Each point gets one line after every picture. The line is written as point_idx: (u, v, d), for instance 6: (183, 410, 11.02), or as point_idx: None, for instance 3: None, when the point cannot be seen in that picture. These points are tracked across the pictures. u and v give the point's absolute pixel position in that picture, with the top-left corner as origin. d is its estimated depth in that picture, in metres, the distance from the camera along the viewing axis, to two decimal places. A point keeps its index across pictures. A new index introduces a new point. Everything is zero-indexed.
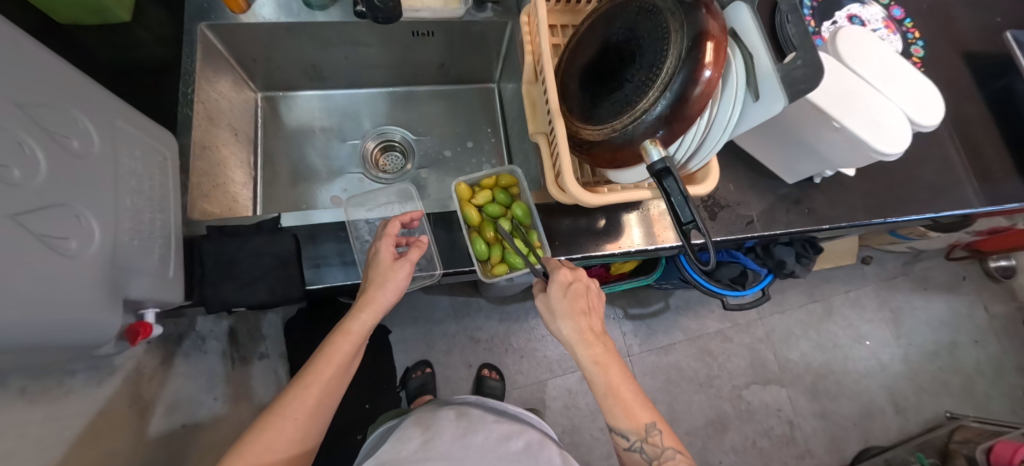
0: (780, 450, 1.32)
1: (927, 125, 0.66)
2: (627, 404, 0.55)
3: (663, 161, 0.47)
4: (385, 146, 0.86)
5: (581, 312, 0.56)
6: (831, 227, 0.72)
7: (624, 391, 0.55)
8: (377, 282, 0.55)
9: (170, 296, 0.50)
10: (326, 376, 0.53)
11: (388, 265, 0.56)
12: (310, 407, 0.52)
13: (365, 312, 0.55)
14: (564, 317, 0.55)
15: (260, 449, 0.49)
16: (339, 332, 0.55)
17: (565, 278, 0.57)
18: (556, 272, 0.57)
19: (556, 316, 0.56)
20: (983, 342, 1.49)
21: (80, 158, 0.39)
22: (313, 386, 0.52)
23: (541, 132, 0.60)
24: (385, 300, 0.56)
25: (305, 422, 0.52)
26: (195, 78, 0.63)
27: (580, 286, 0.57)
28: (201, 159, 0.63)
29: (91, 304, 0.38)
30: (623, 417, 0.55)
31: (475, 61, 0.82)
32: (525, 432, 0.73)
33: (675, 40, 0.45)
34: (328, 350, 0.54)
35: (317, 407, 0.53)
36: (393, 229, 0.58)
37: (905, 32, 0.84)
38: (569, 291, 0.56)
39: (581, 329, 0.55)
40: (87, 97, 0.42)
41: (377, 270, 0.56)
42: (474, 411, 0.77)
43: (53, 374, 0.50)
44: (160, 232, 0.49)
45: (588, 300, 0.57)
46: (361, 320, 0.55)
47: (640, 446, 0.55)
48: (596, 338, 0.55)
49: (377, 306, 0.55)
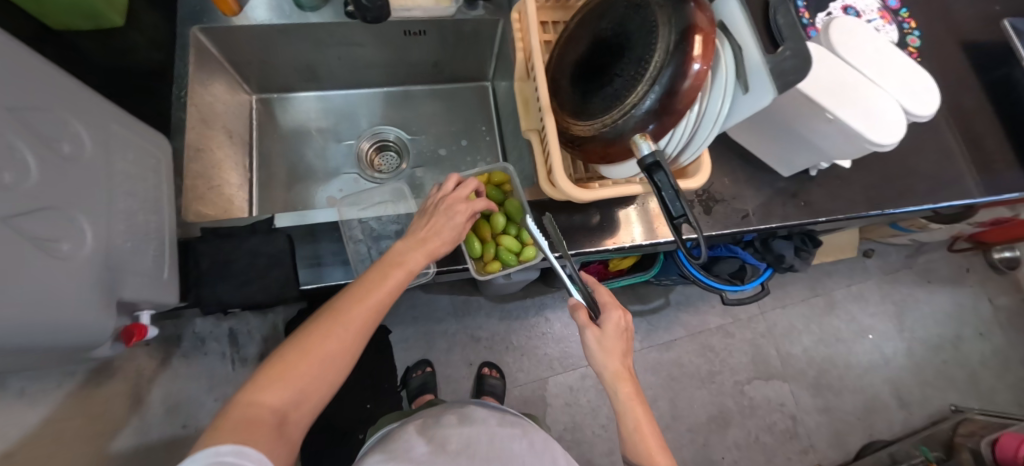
0: (783, 445, 1.32)
1: (922, 116, 0.65)
2: (651, 447, 0.57)
3: (653, 155, 0.46)
4: (380, 146, 0.87)
5: (621, 354, 0.59)
6: (828, 220, 0.71)
7: (648, 432, 0.58)
8: (443, 230, 0.57)
9: (165, 298, 0.50)
10: (379, 300, 0.51)
11: (456, 221, 0.57)
12: (359, 326, 0.50)
13: (422, 250, 0.55)
14: (609, 357, 0.58)
15: (308, 350, 0.46)
16: (392, 260, 0.54)
17: (617, 321, 0.59)
18: (610, 312, 0.60)
19: (603, 352, 0.59)
20: (987, 335, 1.47)
21: (72, 161, 0.39)
22: (365, 305, 0.50)
23: (534, 129, 0.60)
24: (444, 245, 0.56)
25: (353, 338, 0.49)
26: (188, 80, 0.64)
27: (626, 329, 0.61)
28: (195, 162, 0.64)
29: (84, 306, 0.38)
30: (645, 459, 0.57)
31: (468, 60, 0.82)
32: (530, 432, 0.73)
33: (663, 34, 0.45)
34: (383, 274, 0.53)
35: (364, 328, 0.50)
36: (472, 196, 0.59)
37: (901, 22, 0.83)
38: (618, 332, 0.59)
39: (621, 369, 0.59)
40: (81, 101, 0.42)
41: (444, 221, 0.57)
42: (478, 413, 0.76)
43: (54, 375, 0.51)
44: (154, 234, 0.49)
45: (628, 344, 0.61)
46: (417, 257, 0.54)
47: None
48: (630, 381, 0.59)
49: (435, 249, 0.56)
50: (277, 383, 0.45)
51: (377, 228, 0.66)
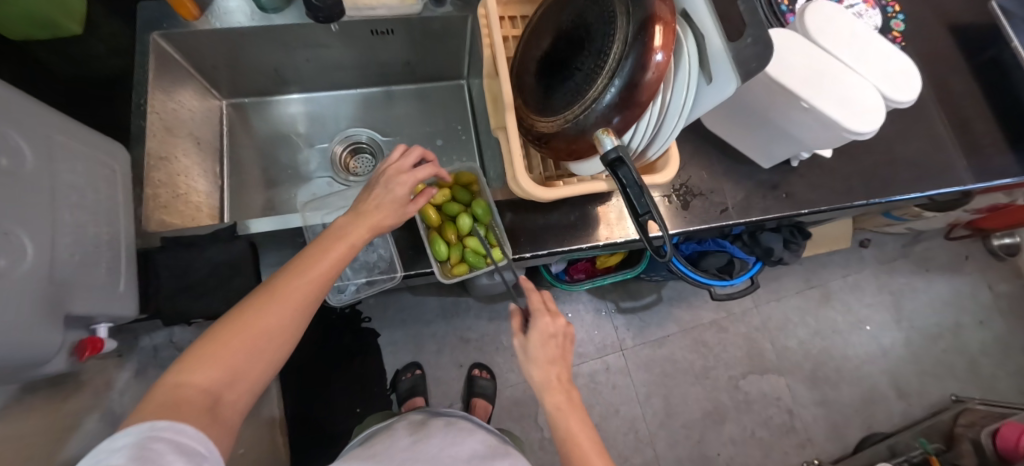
0: (780, 439, 1.30)
1: (904, 102, 0.63)
2: (585, 456, 0.54)
3: (616, 150, 0.45)
4: (354, 149, 0.85)
5: (553, 361, 0.57)
6: (811, 211, 0.70)
7: (583, 441, 0.55)
8: (387, 205, 0.52)
9: (122, 311, 0.49)
10: (320, 277, 0.48)
11: (402, 199, 0.53)
12: (301, 304, 0.47)
13: (366, 226, 0.51)
14: (536, 363, 0.57)
15: (244, 328, 0.44)
16: (335, 235, 0.50)
17: (541, 331, 0.57)
18: (538, 318, 0.57)
19: (529, 360, 0.58)
20: (988, 322, 1.45)
21: (10, 175, 0.38)
22: (306, 282, 0.47)
23: (501, 126, 0.58)
24: (389, 220, 0.52)
25: (294, 316, 0.47)
26: (150, 87, 0.63)
27: (560, 336, 0.58)
28: (159, 171, 0.63)
29: (24, 323, 0.37)
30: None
31: (441, 58, 0.81)
32: (512, 455, 0.69)
33: (622, 24, 0.44)
34: (325, 249, 0.49)
35: (307, 303, 0.47)
36: (422, 172, 0.54)
37: (884, 6, 0.81)
38: (546, 338, 0.57)
39: (551, 376, 0.57)
40: (22, 112, 0.41)
41: (389, 196, 0.52)
42: (467, 424, 0.76)
43: (14, 391, 0.50)
44: (107, 245, 0.48)
45: (562, 349, 0.58)
46: (361, 233, 0.50)
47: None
48: (561, 388, 0.57)
49: (380, 225, 0.52)
50: (209, 366, 0.42)
51: None
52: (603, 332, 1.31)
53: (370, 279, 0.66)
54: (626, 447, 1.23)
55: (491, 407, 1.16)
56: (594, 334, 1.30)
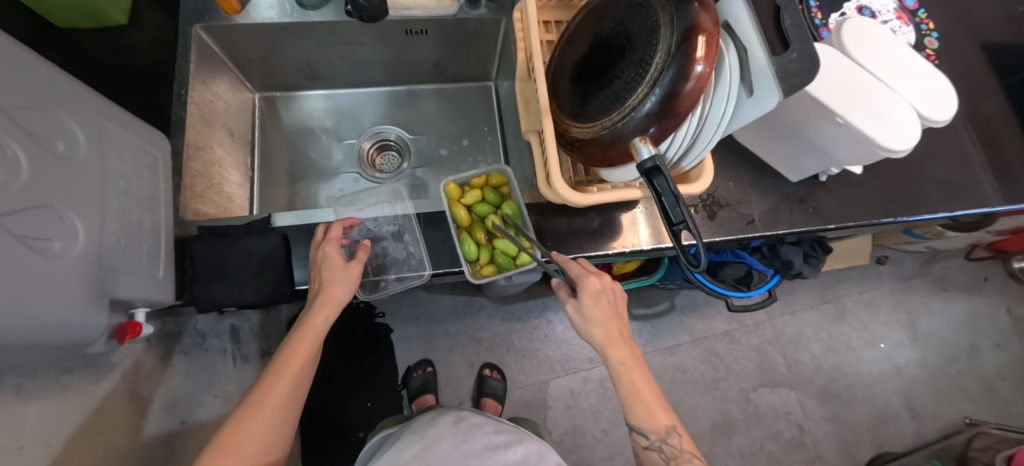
0: (789, 454, 1.29)
1: (939, 120, 0.63)
2: (650, 406, 0.57)
3: (653, 159, 0.45)
4: (381, 146, 0.86)
5: (609, 318, 0.57)
6: (838, 227, 0.69)
7: (645, 392, 0.57)
8: (332, 279, 0.56)
9: (159, 296, 0.50)
10: (296, 368, 0.54)
11: (342, 266, 0.56)
12: (285, 396, 0.53)
13: (327, 308, 0.55)
14: (596, 323, 0.56)
15: (234, 440, 0.49)
16: (302, 327, 0.55)
17: (592, 292, 0.56)
18: (585, 279, 0.57)
19: (587, 324, 0.57)
20: (1005, 346, 1.43)
21: (64, 160, 0.39)
22: (284, 379, 0.53)
23: (534, 130, 0.59)
24: (345, 294, 0.56)
25: (281, 411, 0.52)
26: (189, 78, 0.64)
27: (607, 291, 0.58)
28: (195, 160, 0.64)
29: (75, 304, 0.38)
30: (644, 417, 0.57)
31: (471, 59, 0.82)
32: (525, 440, 0.71)
33: (664, 34, 0.44)
34: (294, 344, 0.55)
35: (290, 398, 0.53)
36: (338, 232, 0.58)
37: (919, 23, 0.80)
38: (599, 298, 0.56)
39: (610, 332, 0.57)
40: (75, 99, 0.42)
41: (328, 269, 0.56)
42: (475, 415, 0.76)
43: (51, 372, 0.51)
44: (149, 233, 0.50)
45: (613, 304, 0.58)
46: (324, 315, 0.55)
47: (659, 446, 0.57)
48: (622, 342, 0.57)
49: (338, 301, 0.56)
50: None
51: (374, 230, 0.69)
52: None
53: (400, 276, 0.66)
54: (634, 455, 1.22)
55: (501, 407, 1.17)
56: None
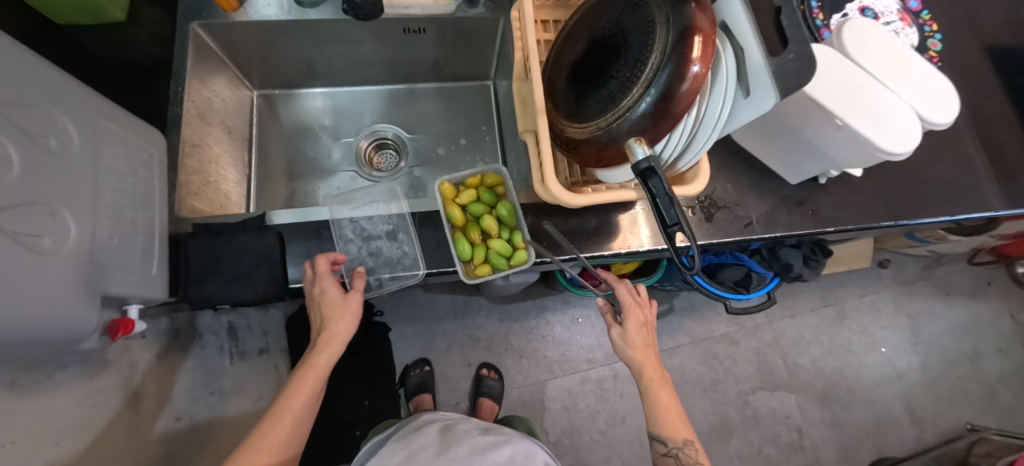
0: (788, 458, 1.28)
1: (940, 123, 0.62)
2: (673, 418, 0.63)
3: (647, 160, 0.45)
4: (379, 144, 0.86)
5: (645, 345, 0.64)
6: (837, 230, 0.69)
7: (670, 405, 0.64)
8: (336, 318, 0.58)
9: (153, 293, 0.50)
10: (297, 408, 0.55)
11: (342, 300, 0.58)
12: (284, 438, 0.54)
13: (330, 346, 0.58)
14: (635, 349, 0.64)
15: None
16: (304, 366, 0.57)
17: (637, 320, 0.63)
18: (630, 312, 0.63)
19: (628, 347, 0.64)
20: (1008, 351, 1.42)
21: (56, 156, 0.39)
22: (285, 419, 0.54)
23: (529, 129, 0.58)
24: (346, 331, 0.59)
25: (280, 452, 0.54)
26: (187, 76, 0.64)
27: (648, 317, 0.65)
28: (191, 157, 0.64)
29: (67, 300, 0.38)
30: (665, 425, 0.63)
31: (469, 58, 0.81)
32: (514, 440, 0.71)
33: (660, 34, 0.44)
34: (296, 383, 0.56)
35: (290, 438, 0.55)
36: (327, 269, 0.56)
37: (922, 25, 0.79)
38: (640, 327, 0.63)
39: (645, 357, 0.64)
40: (68, 95, 0.42)
41: (330, 307, 0.57)
42: (462, 424, 0.76)
43: (45, 367, 0.51)
44: (142, 230, 0.50)
45: (650, 336, 0.65)
46: (328, 352, 0.58)
47: (675, 454, 0.63)
48: (654, 366, 0.64)
49: (341, 338, 0.59)
50: None
51: (368, 229, 0.68)
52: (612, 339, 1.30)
53: (394, 275, 0.67)
54: (631, 456, 1.22)
55: (498, 407, 1.17)
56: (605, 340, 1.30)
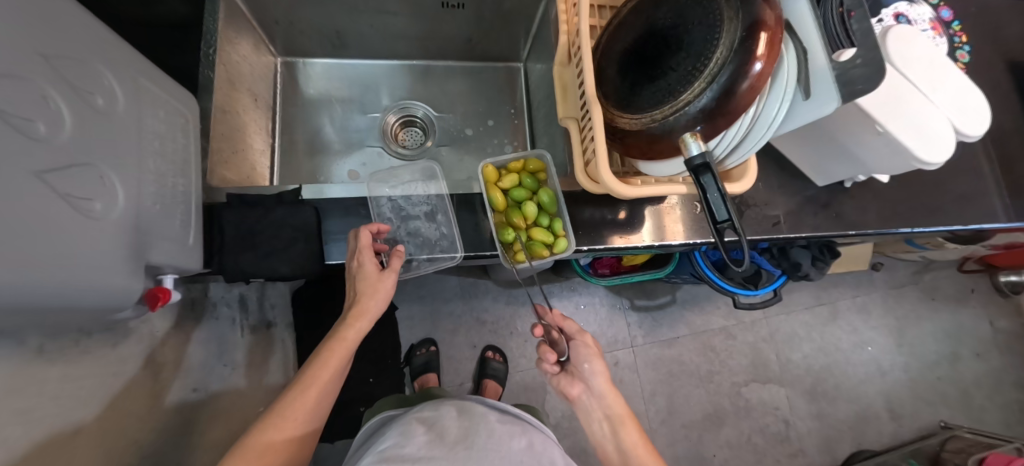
0: (773, 447, 1.33)
1: (970, 135, 0.64)
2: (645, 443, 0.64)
3: (702, 156, 0.44)
4: (406, 121, 0.84)
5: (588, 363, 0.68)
6: (857, 233, 0.70)
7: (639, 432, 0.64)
8: (366, 291, 0.57)
9: (188, 263, 0.49)
10: (323, 381, 0.54)
11: (375, 277, 0.57)
12: (309, 408, 0.53)
13: (360, 321, 0.57)
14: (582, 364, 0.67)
15: (258, 451, 0.49)
16: (333, 339, 0.56)
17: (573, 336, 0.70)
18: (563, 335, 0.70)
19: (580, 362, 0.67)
20: (984, 356, 1.49)
21: (104, 116, 0.38)
22: (311, 390, 0.54)
23: (572, 117, 0.58)
24: (377, 308, 0.58)
25: (303, 424, 0.53)
26: (218, 37, 0.61)
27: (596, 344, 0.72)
28: (221, 124, 0.62)
29: (117, 268, 0.37)
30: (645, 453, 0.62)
31: (502, 38, 0.80)
32: (528, 431, 0.74)
33: (728, 29, 0.43)
34: (323, 357, 0.55)
35: (313, 410, 0.54)
36: (366, 243, 0.57)
37: (952, 35, 0.81)
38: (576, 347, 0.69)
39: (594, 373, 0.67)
40: (109, 51, 0.40)
41: (362, 281, 0.57)
42: (478, 407, 0.75)
43: (71, 333, 0.49)
44: (181, 198, 0.48)
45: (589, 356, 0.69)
46: (357, 328, 0.57)
47: None
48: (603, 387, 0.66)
49: (370, 315, 0.58)
50: None
51: (405, 208, 0.69)
52: (615, 328, 1.33)
53: (432, 257, 0.67)
54: None
55: (501, 389, 1.18)
56: (607, 328, 1.33)
